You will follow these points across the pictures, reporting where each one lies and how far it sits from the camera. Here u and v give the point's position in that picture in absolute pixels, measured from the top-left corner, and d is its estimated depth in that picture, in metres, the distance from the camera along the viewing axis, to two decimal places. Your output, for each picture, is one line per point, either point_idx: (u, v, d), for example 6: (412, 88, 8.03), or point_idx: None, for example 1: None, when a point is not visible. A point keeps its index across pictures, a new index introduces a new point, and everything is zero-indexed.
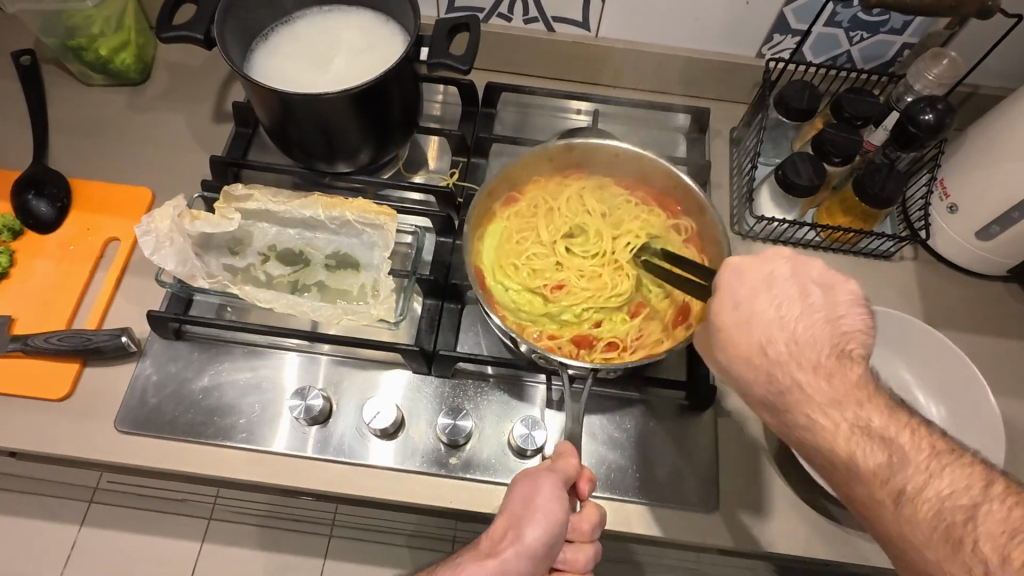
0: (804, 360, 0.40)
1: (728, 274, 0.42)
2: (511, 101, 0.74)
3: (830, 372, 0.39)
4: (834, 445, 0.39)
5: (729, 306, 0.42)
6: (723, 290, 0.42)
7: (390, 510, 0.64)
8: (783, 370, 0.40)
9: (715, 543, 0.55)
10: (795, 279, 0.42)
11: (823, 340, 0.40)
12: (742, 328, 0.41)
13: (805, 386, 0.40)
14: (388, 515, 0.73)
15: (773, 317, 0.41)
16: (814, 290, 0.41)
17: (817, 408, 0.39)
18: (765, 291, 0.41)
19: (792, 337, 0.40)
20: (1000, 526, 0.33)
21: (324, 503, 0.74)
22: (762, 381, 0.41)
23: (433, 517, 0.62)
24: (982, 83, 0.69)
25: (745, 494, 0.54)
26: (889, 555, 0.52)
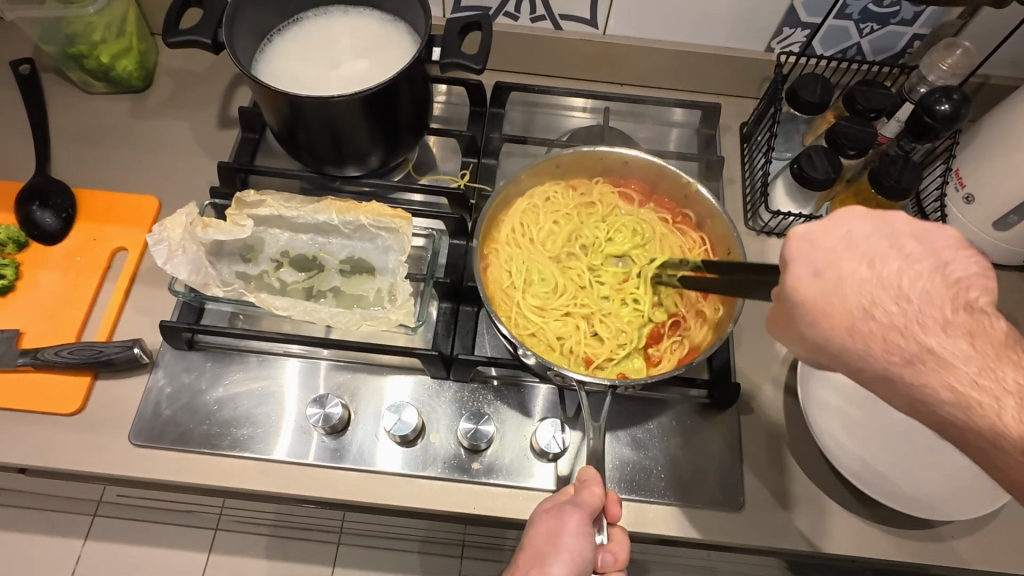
0: (916, 312, 0.38)
1: (797, 238, 0.41)
2: (296, 40, 0.69)
3: (949, 323, 0.37)
4: (891, 367, 0.38)
5: (800, 270, 0.40)
6: (794, 253, 0.41)
7: (202, 483, 0.63)
8: (903, 334, 0.37)
9: (514, 474, 0.63)
10: (883, 233, 0.41)
11: (940, 292, 0.39)
12: (819, 292, 0.39)
13: (873, 334, 0.38)
14: (198, 492, 0.71)
15: (845, 272, 0.39)
16: (907, 244, 0.40)
17: (895, 355, 0.37)
18: (849, 249, 0.40)
19: (889, 286, 0.39)
20: (994, 409, 0.35)
21: (122, 483, 0.70)
22: (847, 338, 0.39)
23: (251, 483, 0.63)
24: (721, 57, 0.81)
25: (540, 426, 0.63)
26: (651, 459, 0.65)
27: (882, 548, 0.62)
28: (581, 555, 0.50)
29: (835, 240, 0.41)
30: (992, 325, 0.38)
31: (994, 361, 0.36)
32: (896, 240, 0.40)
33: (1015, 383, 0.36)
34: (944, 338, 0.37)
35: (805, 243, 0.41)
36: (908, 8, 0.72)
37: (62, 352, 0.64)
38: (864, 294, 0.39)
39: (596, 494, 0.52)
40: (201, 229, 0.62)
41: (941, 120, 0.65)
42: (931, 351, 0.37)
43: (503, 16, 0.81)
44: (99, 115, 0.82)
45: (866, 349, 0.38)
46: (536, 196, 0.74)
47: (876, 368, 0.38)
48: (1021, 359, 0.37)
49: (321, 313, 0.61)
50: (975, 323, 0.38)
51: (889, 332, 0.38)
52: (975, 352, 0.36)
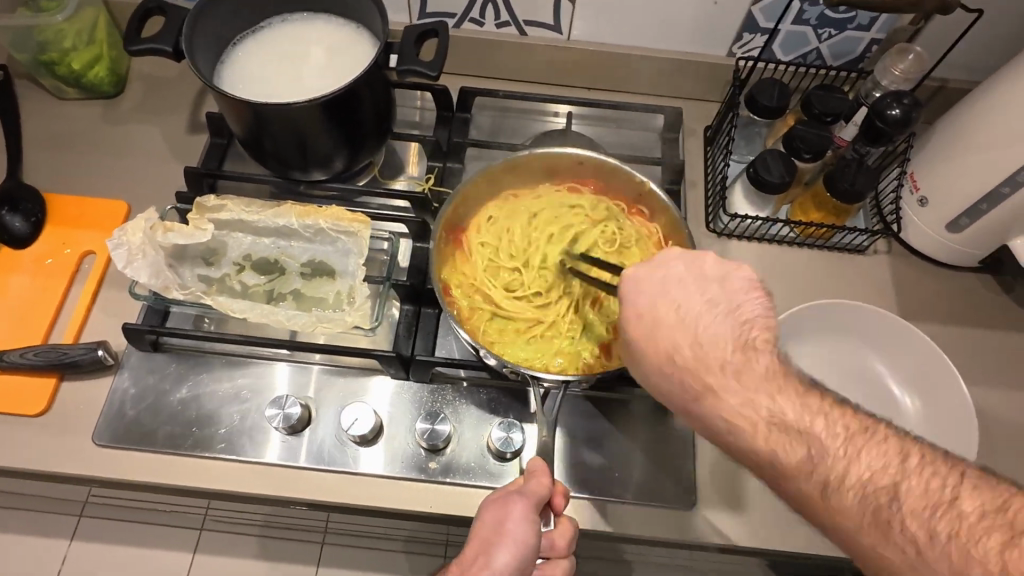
0: (704, 353, 0.47)
1: (629, 281, 0.51)
2: (259, 48, 0.70)
3: (737, 369, 0.46)
4: (687, 384, 0.48)
5: (636, 307, 0.51)
6: (628, 296, 0.51)
7: (165, 483, 0.64)
8: (693, 373, 0.47)
9: (471, 473, 0.64)
10: (699, 274, 0.50)
11: (730, 329, 0.48)
12: (643, 329, 0.50)
13: (719, 381, 0.46)
14: (167, 492, 0.72)
15: (665, 313, 0.49)
16: (712, 292, 0.49)
17: (693, 390, 0.47)
18: (668, 295, 0.50)
19: (690, 329, 0.48)
20: (765, 442, 0.44)
21: (90, 483, 0.71)
22: (682, 375, 0.48)
23: (213, 482, 0.64)
24: (683, 62, 0.82)
25: (496, 426, 0.64)
26: (606, 458, 0.66)
27: (833, 546, 0.63)
28: (526, 541, 0.50)
29: (657, 282, 0.51)
30: (757, 362, 0.46)
31: (757, 393, 0.45)
32: (703, 285, 0.50)
33: (772, 410, 0.44)
34: (723, 376, 0.46)
35: (634, 287, 0.51)
36: (863, 14, 0.73)
37: (28, 354, 0.65)
38: (670, 338, 0.49)
39: (542, 484, 0.54)
40: (162, 233, 0.64)
41: (892, 124, 0.66)
42: (711, 389, 0.46)
43: (468, 22, 0.82)
44: (72, 121, 0.83)
45: (671, 370, 0.48)
46: (484, 223, 0.75)
47: (673, 378, 0.48)
48: (780, 390, 0.45)
49: (279, 316, 0.62)
50: (744, 360, 0.46)
51: (682, 374, 0.48)
52: (741, 387, 0.45)
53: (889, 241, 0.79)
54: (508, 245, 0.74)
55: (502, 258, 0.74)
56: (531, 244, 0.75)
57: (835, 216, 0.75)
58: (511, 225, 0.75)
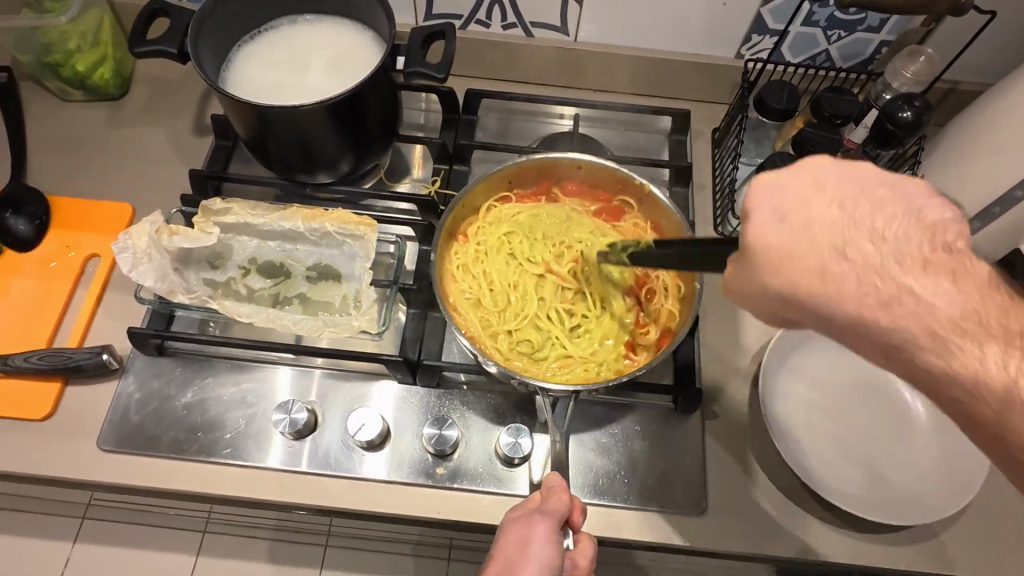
0: (894, 250, 0.35)
1: (764, 185, 0.38)
2: (263, 50, 0.70)
3: (930, 262, 0.34)
4: (829, 304, 0.36)
5: (765, 219, 0.37)
6: (758, 201, 0.38)
7: (169, 488, 0.64)
8: (883, 273, 0.35)
9: (478, 479, 0.64)
10: (828, 200, 0.37)
11: (916, 233, 0.35)
12: (782, 237, 0.37)
13: (846, 275, 0.35)
14: (173, 496, 0.71)
15: (814, 212, 0.37)
16: (875, 186, 0.37)
17: (867, 300, 0.35)
18: (815, 192, 0.37)
19: (863, 225, 0.36)
20: (983, 359, 0.33)
21: (94, 488, 0.70)
22: (814, 276, 0.36)
23: (217, 487, 0.64)
24: (691, 64, 0.82)
25: (504, 431, 0.63)
26: (615, 464, 0.65)
27: (843, 552, 0.63)
28: (547, 563, 0.48)
29: (804, 180, 0.38)
30: (977, 267, 0.35)
31: (983, 304, 0.34)
32: (867, 185, 0.37)
33: (1001, 325, 0.33)
34: (924, 276, 0.34)
35: (773, 187, 0.38)
36: (873, 15, 0.72)
37: (32, 359, 0.65)
38: (837, 235, 0.36)
39: (563, 501, 0.51)
40: (167, 236, 0.63)
41: (903, 127, 0.65)
42: (909, 298, 0.34)
43: (475, 24, 0.82)
44: (76, 123, 0.83)
45: (795, 289, 0.36)
46: (461, 282, 0.71)
47: (781, 289, 0.37)
48: (1013, 305, 0.34)
49: (286, 320, 0.62)
50: (961, 264, 0.35)
51: (859, 273, 0.35)
52: (959, 294, 0.34)
53: None
54: (489, 292, 0.71)
55: (490, 307, 0.70)
56: (511, 282, 0.72)
57: None
58: (482, 268, 0.72)
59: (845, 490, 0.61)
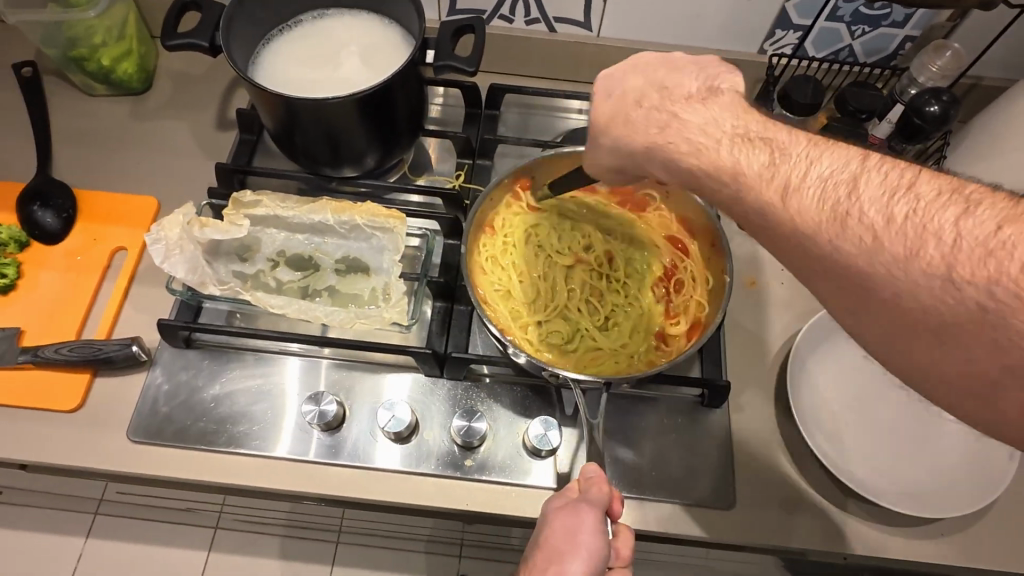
0: (672, 94, 0.48)
1: (603, 79, 0.53)
2: (291, 43, 0.70)
3: (753, 142, 0.41)
4: (659, 144, 0.47)
5: (600, 96, 0.52)
6: (602, 87, 0.53)
7: (197, 479, 0.64)
8: (676, 135, 0.45)
9: (506, 470, 0.64)
10: (649, 83, 0.50)
11: (727, 114, 0.44)
12: (620, 132, 0.50)
13: (640, 115, 0.49)
14: (197, 489, 0.71)
15: (646, 104, 0.49)
16: (664, 76, 0.49)
17: (708, 170, 0.43)
18: (635, 70, 0.51)
19: (681, 113, 0.46)
20: (717, 147, 0.43)
21: (119, 480, 0.70)
22: (643, 145, 0.48)
23: (246, 479, 0.64)
24: (714, 60, 0.82)
25: (532, 423, 0.64)
26: (642, 457, 0.65)
27: (870, 545, 0.63)
28: (597, 553, 0.49)
29: (627, 67, 0.52)
30: (722, 96, 0.46)
31: (720, 113, 0.44)
32: (669, 64, 0.50)
33: (742, 130, 0.42)
34: (698, 112, 0.45)
35: (609, 80, 0.52)
36: (899, 10, 0.72)
37: (62, 350, 0.65)
38: (642, 92, 0.50)
39: (605, 492, 0.52)
40: (198, 228, 0.64)
41: (930, 121, 0.65)
42: (702, 150, 0.43)
43: (498, 19, 0.82)
44: (99, 117, 0.83)
45: (636, 141, 0.49)
46: (489, 274, 0.71)
47: (645, 149, 0.48)
48: (773, 127, 0.42)
49: (317, 312, 0.62)
50: (709, 95, 0.46)
51: (666, 119, 0.46)
52: (705, 110, 0.45)
53: None
54: (516, 286, 0.71)
55: (519, 300, 0.71)
56: (537, 275, 0.72)
57: None
58: (509, 261, 0.73)
59: (876, 484, 0.61)
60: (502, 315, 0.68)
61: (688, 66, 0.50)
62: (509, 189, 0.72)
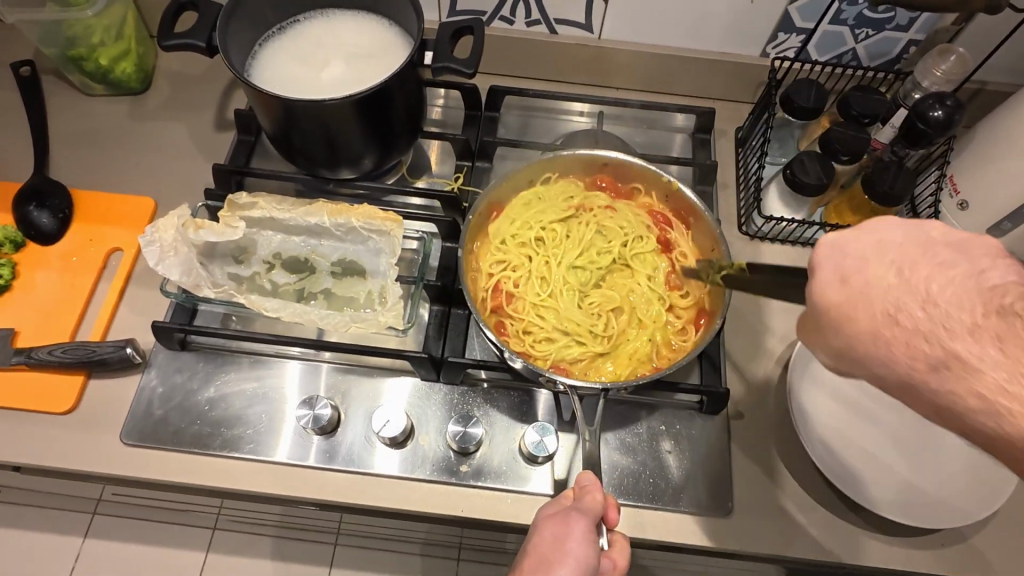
0: (942, 313, 0.38)
1: (826, 246, 0.43)
2: (288, 44, 0.70)
3: (978, 328, 0.37)
4: (918, 377, 0.38)
5: (826, 276, 0.43)
6: (821, 263, 0.43)
7: (190, 482, 0.63)
8: (935, 341, 0.37)
9: (503, 477, 0.63)
10: (900, 282, 0.40)
11: (988, 324, 0.37)
12: (841, 296, 0.41)
13: (898, 338, 0.39)
14: (192, 492, 0.71)
15: (872, 280, 0.41)
16: (942, 252, 0.40)
17: (920, 362, 0.38)
18: (877, 255, 0.41)
19: (918, 292, 0.39)
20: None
21: (113, 482, 0.70)
22: (870, 342, 0.40)
23: (241, 483, 0.63)
24: (716, 63, 0.81)
25: (528, 429, 0.63)
26: (640, 464, 0.64)
27: (870, 556, 0.62)
28: (584, 563, 0.48)
29: (866, 246, 0.42)
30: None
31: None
32: (929, 248, 0.41)
33: None
34: (972, 343, 0.36)
35: (833, 252, 0.43)
36: (902, 13, 0.71)
37: (56, 351, 0.65)
38: (888, 297, 0.40)
39: (598, 501, 0.51)
40: (193, 230, 0.63)
41: (934, 126, 0.64)
42: (957, 356, 0.37)
43: (498, 20, 0.81)
44: (98, 117, 0.83)
45: (833, 308, 0.42)
46: (483, 278, 0.71)
47: (901, 377, 0.39)
48: None
49: (311, 315, 0.62)
50: (1008, 327, 0.36)
51: (910, 338, 0.38)
52: (1006, 356, 0.35)
53: None
54: (533, 305, 0.70)
55: (540, 321, 0.69)
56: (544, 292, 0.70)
57: None
58: (504, 265, 0.72)
59: (877, 494, 0.60)
60: (537, 344, 0.67)
61: (953, 252, 0.40)
62: (506, 192, 0.72)
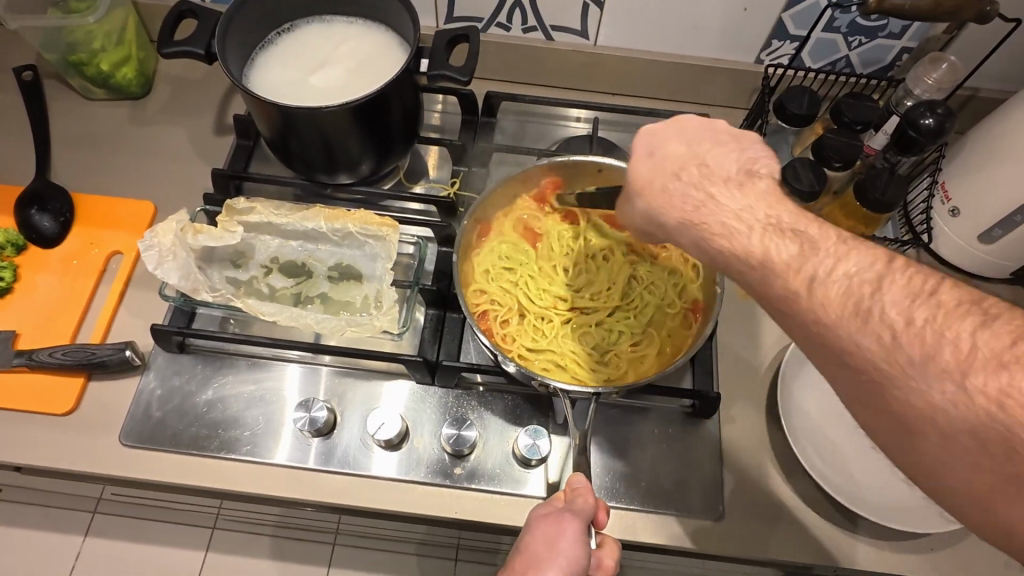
0: (710, 172, 0.47)
1: (644, 131, 0.52)
2: (286, 51, 0.70)
3: (734, 182, 0.46)
4: (687, 219, 0.46)
5: (639, 152, 0.52)
6: (640, 142, 0.52)
7: (189, 484, 0.64)
8: (700, 185, 0.47)
9: (496, 479, 0.64)
10: (689, 151, 0.49)
11: (734, 164, 0.47)
12: (646, 165, 0.50)
13: (676, 190, 0.48)
14: (191, 493, 0.72)
15: (670, 153, 0.50)
16: (722, 138, 0.50)
17: (687, 203, 0.46)
18: (678, 135, 0.51)
19: (696, 159, 0.49)
20: (749, 232, 0.42)
21: (112, 483, 0.71)
22: (658, 194, 0.49)
23: (240, 484, 0.64)
24: (710, 70, 0.82)
25: (521, 433, 0.64)
26: (633, 468, 0.65)
27: (859, 558, 0.63)
28: (574, 563, 0.49)
29: (670, 129, 0.51)
30: (759, 182, 0.46)
31: (755, 201, 0.44)
32: (719, 138, 0.50)
33: (768, 218, 0.43)
34: (723, 186, 0.46)
35: (650, 135, 0.52)
36: (895, 22, 0.72)
37: (56, 354, 0.66)
38: (682, 158, 0.49)
39: (590, 503, 0.52)
40: (192, 235, 0.64)
41: (925, 134, 0.65)
42: (712, 195, 0.46)
43: (495, 27, 0.82)
44: (99, 121, 0.84)
45: (686, 220, 0.46)
46: (479, 297, 0.71)
47: (676, 225, 0.47)
48: (778, 205, 0.44)
49: (308, 319, 0.62)
50: (748, 179, 0.46)
51: (685, 188, 0.47)
52: (740, 194, 0.45)
53: (918, 251, 0.79)
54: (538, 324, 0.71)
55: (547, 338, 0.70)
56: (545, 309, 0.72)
57: (865, 226, 0.74)
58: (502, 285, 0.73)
59: (868, 498, 0.61)
60: (551, 369, 0.67)
61: (729, 139, 0.50)
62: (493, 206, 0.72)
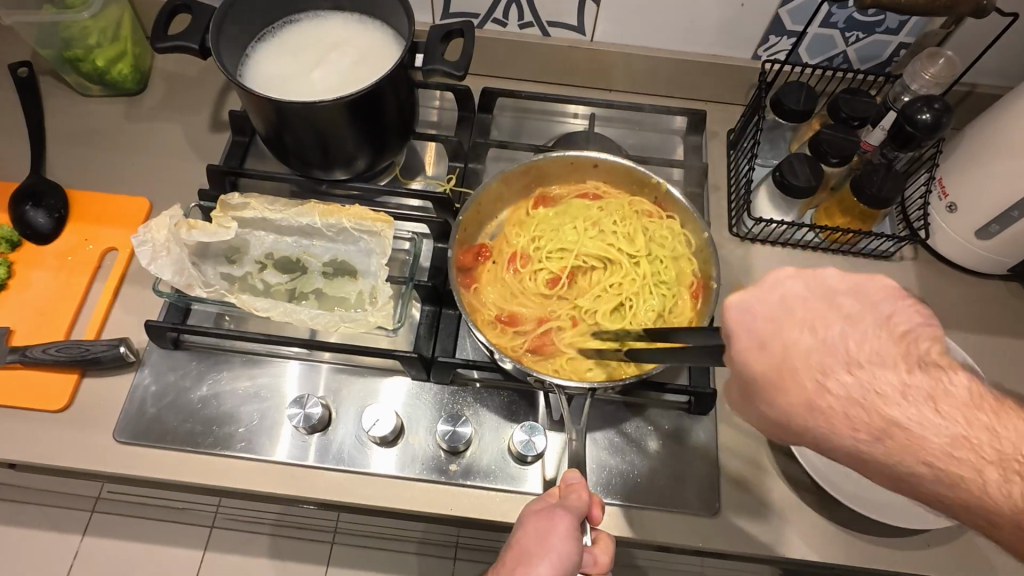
0: (870, 379, 0.37)
1: (734, 309, 0.39)
2: (282, 46, 0.70)
3: (908, 388, 0.37)
4: (863, 452, 0.38)
5: (744, 341, 0.39)
6: (734, 328, 0.39)
7: (182, 481, 0.64)
8: (867, 407, 0.37)
9: (492, 476, 0.64)
10: (819, 342, 0.38)
11: (893, 354, 0.38)
12: (767, 365, 0.39)
13: (834, 409, 0.38)
14: (186, 490, 0.71)
15: (792, 345, 0.39)
16: (844, 301, 0.39)
17: (862, 433, 0.38)
18: (786, 314, 0.39)
19: (839, 353, 0.38)
20: (980, 480, 0.37)
21: (106, 480, 0.70)
22: (803, 411, 0.39)
23: (235, 481, 0.64)
24: (707, 66, 0.82)
25: (516, 429, 0.63)
26: (628, 464, 0.65)
27: (856, 555, 0.62)
28: (565, 558, 0.48)
29: (770, 307, 0.39)
30: (951, 383, 0.38)
31: (963, 421, 0.37)
32: (831, 301, 0.39)
33: (986, 445, 0.37)
34: (911, 409, 0.37)
35: (743, 315, 0.39)
36: (892, 17, 0.72)
37: (49, 350, 0.65)
38: (812, 355, 0.38)
39: (583, 499, 0.51)
40: (186, 230, 0.64)
41: (921, 129, 0.64)
42: (897, 425, 0.37)
43: (491, 23, 0.82)
44: (94, 118, 0.83)
45: (859, 456, 0.39)
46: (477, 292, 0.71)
47: (825, 436, 0.39)
48: (984, 407, 0.38)
49: (302, 315, 0.62)
50: (933, 383, 0.38)
51: (846, 407, 0.38)
52: (942, 420, 0.37)
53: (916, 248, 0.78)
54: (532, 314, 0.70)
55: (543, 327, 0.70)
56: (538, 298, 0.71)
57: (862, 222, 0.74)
58: (497, 278, 0.72)
59: (866, 494, 0.61)
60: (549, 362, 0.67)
61: (832, 313, 0.39)
62: (490, 200, 0.72)
